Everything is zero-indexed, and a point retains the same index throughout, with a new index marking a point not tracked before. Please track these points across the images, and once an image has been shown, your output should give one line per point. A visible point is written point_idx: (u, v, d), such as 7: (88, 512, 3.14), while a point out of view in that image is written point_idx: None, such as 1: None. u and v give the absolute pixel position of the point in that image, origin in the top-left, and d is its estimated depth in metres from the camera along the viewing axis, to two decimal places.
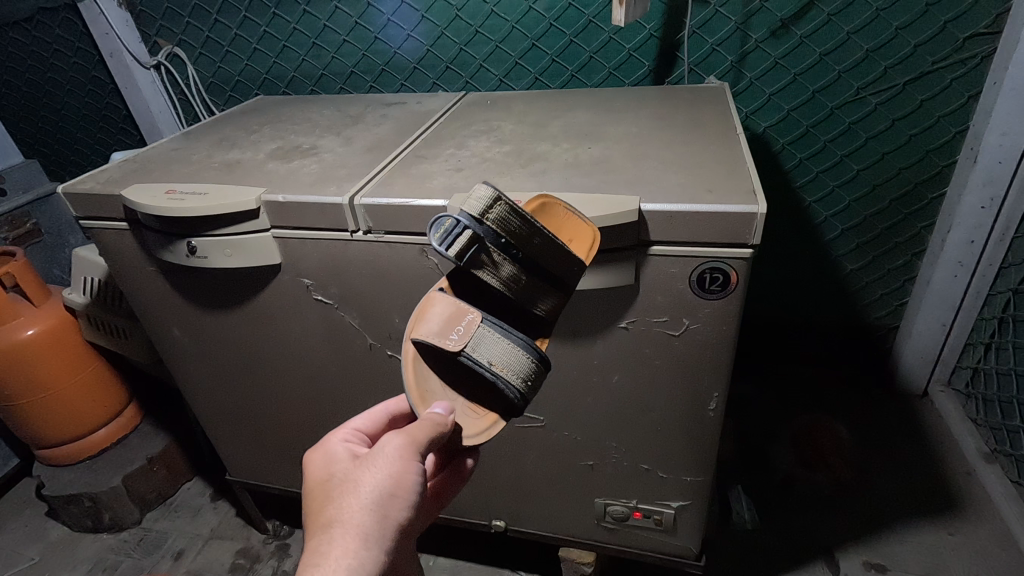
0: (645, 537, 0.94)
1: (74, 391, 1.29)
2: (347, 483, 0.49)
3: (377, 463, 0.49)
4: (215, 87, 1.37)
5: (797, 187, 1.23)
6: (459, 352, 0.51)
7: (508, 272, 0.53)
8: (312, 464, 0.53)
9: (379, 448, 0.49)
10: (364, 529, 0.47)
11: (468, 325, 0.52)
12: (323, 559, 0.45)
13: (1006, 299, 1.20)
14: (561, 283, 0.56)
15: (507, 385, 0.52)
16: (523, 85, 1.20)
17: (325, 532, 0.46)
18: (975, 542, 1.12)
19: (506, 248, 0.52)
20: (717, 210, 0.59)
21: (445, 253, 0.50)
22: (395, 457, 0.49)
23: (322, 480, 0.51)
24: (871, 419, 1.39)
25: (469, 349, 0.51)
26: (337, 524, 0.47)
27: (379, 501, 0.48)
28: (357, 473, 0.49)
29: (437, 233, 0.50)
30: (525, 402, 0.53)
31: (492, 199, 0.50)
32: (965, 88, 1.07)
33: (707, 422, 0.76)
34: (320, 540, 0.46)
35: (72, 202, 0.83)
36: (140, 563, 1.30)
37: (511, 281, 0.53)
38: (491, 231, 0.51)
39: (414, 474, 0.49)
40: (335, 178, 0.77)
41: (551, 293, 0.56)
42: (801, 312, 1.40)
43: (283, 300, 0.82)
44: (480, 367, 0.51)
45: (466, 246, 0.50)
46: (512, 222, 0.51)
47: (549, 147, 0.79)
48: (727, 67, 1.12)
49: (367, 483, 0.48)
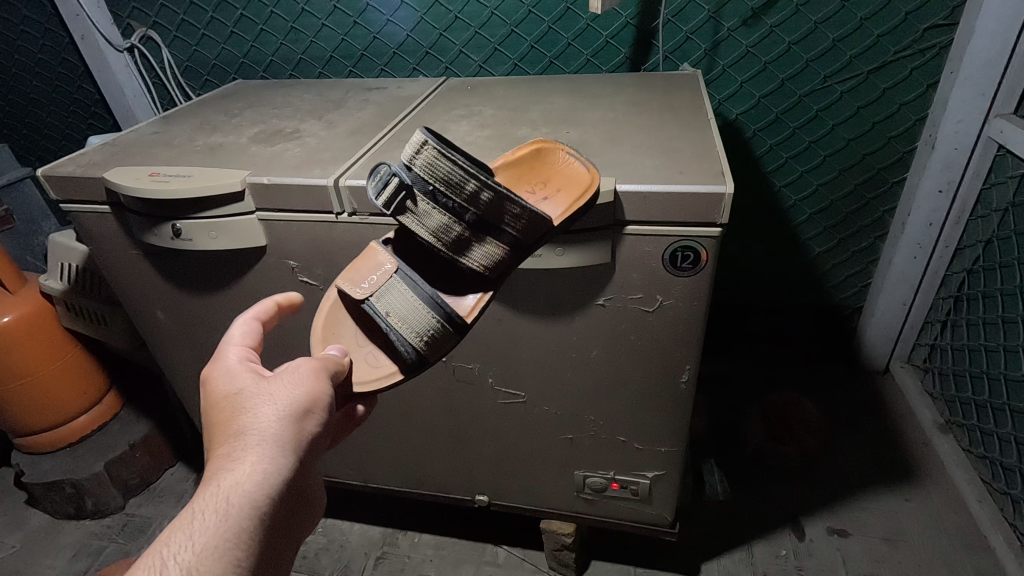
0: (622, 507, 0.99)
1: (52, 378, 1.28)
2: (266, 398, 0.51)
3: (306, 387, 0.53)
4: (191, 71, 1.35)
5: (768, 172, 1.27)
6: (364, 298, 0.64)
7: (439, 223, 0.62)
8: (219, 370, 0.55)
9: (285, 370, 0.54)
10: (277, 436, 0.49)
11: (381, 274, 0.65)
12: (237, 465, 0.47)
13: (961, 278, 1.26)
14: (507, 240, 0.62)
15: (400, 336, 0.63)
16: (502, 72, 1.22)
17: (237, 442, 0.49)
18: (929, 507, 1.19)
19: (434, 196, 0.61)
20: (688, 191, 0.62)
21: (377, 202, 0.62)
22: (305, 374, 0.54)
23: (231, 391, 0.53)
24: (836, 394, 1.45)
25: (372, 297, 0.64)
26: (253, 433, 0.49)
27: (293, 411, 0.51)
28: (274, 388, 0.52)
29: (375, 183, 0.62)
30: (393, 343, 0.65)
31: (422, 149, 0.59)
32: (923, 78, 1.12)
33: (679, 395, 0.80)
34: (240, 449, 0.48)
35: (52, 185, 0.83)
36: (126, 547, 1.31)
37: (442, 234, 0.62)
38: (419, 180, 0.61)
39: (324, 392, 0.54)
40: (319, 162, 0.78)
41: (494, 252, 0.63)
42: (771, 293, 1.45)
43: (268, 281, 0.83)
44: (377, 316, 0.64)
45: (396, 195, 0.62)
46: (439, 169, 0.59)
47: (528, 132, 0.82)
48: (700, 54, 1.16)
49: (283, 397, 0.51)
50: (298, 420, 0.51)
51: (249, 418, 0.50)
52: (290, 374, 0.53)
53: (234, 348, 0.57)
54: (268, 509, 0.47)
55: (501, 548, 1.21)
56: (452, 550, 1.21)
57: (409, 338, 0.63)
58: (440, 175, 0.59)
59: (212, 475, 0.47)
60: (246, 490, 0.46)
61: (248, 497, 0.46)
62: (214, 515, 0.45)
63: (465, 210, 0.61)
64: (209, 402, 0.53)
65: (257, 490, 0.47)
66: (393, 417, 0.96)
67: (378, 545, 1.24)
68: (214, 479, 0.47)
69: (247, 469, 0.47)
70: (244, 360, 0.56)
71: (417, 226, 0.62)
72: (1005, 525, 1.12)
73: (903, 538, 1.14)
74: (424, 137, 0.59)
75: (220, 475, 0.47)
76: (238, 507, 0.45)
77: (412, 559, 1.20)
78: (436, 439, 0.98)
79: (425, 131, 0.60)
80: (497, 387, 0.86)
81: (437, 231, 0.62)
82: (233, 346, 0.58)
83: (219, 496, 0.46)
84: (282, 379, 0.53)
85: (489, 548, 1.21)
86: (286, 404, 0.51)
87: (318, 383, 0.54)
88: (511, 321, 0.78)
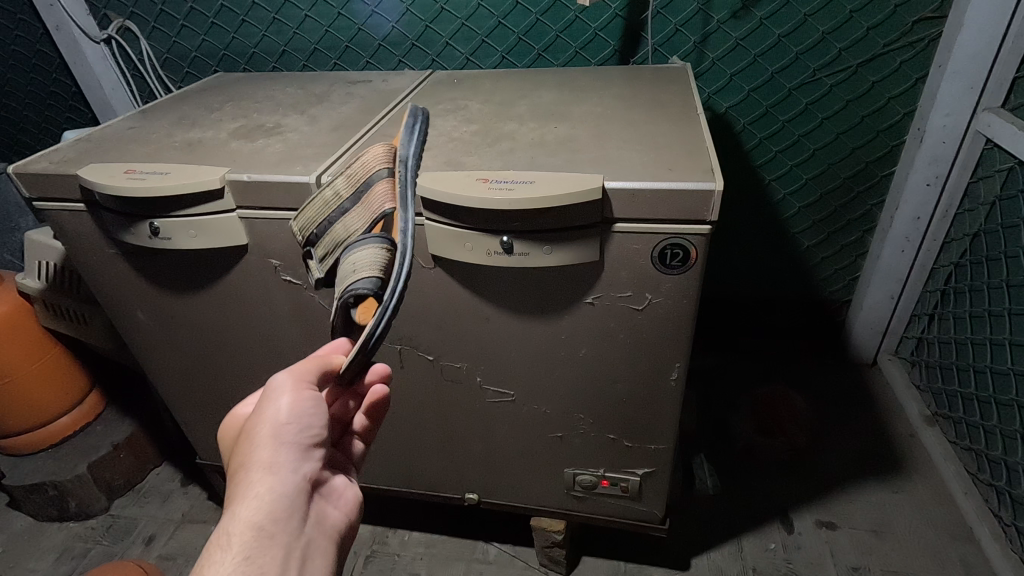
0: (612, 504, 0.98)
1: (32, 378, 1.25)
2: (247, 425, 0.52)
3: (278, 403, 0.52)
4: (170, 63, 1.31)
5: (757, 166, 1.27)
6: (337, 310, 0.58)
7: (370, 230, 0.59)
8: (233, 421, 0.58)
9: (264, 394, 0.53)
10: (266, 460, 0.49)
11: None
12: (234, 501, 0.48)
13: (948, 272, 1.26)
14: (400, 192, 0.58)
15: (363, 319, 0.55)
16: (490, 64, 1.20)
17: (236, 479, 0.50)
18: (916, 499, 1.21)
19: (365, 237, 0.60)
20: (677, 188, 0.61)
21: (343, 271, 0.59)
22: (277, 392, 0.52)
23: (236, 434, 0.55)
24: (825, 388, 1.46)
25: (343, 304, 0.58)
26: (242, 466, 0.50)
27: (274, 433, 0.51)
28: (253, 420, 0.52)
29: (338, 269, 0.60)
30: (373, 279, 0.55)
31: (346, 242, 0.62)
32: (912, 71, 1.12)
33: (668, 392, 0.80)
34: (233, 486, 0.49)
35: (24, 183, 0.80)
36: (111, 549, 1.29)
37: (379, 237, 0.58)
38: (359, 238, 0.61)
39: (301, 400, 0.52)
40: (301, 158, 0.76)
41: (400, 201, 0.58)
42: (760, 286, 1.46)
43: (251, 281, 0.81)
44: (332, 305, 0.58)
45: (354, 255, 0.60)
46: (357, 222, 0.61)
47: (515, 127, 0.80)
48: (690, 47, 1.14)
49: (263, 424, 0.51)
50: (280, 439, 0.50)
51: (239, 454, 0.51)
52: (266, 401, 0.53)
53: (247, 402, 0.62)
54: (269, 529, 0.47)
55: (492, 545, 1.20)
56: (442, 548, 1.20)
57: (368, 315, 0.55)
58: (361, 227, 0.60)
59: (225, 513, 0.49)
60: (244, 517, 0.47)
61: (247, 522, 0.47)
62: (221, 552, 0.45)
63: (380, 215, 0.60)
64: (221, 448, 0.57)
65: (253, 514, 0.47)
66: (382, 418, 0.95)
67: (368, 543, 1.23)
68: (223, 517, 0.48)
69: (238, 500, 0.48)
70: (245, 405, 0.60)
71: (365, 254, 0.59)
72: (990, 516, 1.13)
73: (890, 530, 1.15)
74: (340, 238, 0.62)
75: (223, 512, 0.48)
76: (238, 534, 0.46)
77: (402, 557, 1.20)
78: (426, 439, 0.97)
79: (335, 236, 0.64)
80: (485, 386, 0.85)
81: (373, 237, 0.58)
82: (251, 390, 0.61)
83: (223, 531, 0.47)
84: (260, 403, 0.53)
85: (479, 545, 1.20)
86: (264, 425, 0.51)
87: (292, 393, 0.53)
88: (499, 320, 0.77)
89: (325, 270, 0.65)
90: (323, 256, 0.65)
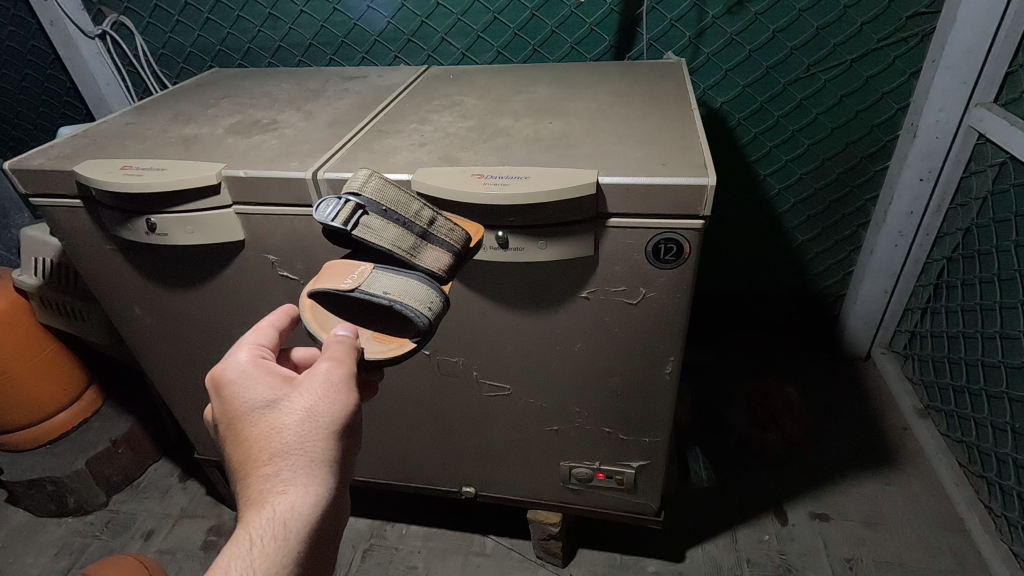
0: (608, 496, 0.99)
1: (29, 375, 1.26)
2: (298, 412, 0.51)
3: (338, 401, 0.51)
4: (166, 58, 1.31)
5: (751, 161, 1.28)
6: (354, 288, 0.57)
7: (396, 236, 0.59)
8: (241, 383, 0.53)
9: (313, 379, 0.52)
10: (319, 454, 0.51)
11: (360, 272, 0.59)
12: (287, 491, 0.49)
13: (941, 266, 1.27)
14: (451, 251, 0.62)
15: (404, 308, 0.56)
16: (486, 60, 1.20)
17: (283, 465, 0.50)
18: (908, 490, 1.22)
19: (386, 223, 0.59)
20: (670, 183, 0.62)
21: (334, 223, 0.57)
22: (333, 385, 0.51)
23: (259, 406, 0.52)
24: (819, 381, 1.47)
25: (363, 286, 0.57)
26: (294, 454, 0.50)
27: (328, 427, 0.51)
28: (301, 406, 0.51)
29: (328, 212, 0.58)
30: (432, 328, 0.57)
31: (354, 221, 0.58)
32: (906, 66, 1.13)
33: (663, 386, 0.81)
34: (282, 472, 0.49)
35: (20, 179, 0.80)
36: (110, 544, 1.29)
37: (400, 243, 0.59)
38: (373, 202, 0.59)
39: (355, 401, 0.53)
40: (297, 154, 0.76)
41: (443, 257, 0.61)
42: (755, 280, 1.47)
43: (248, 276, 0.82)
44: (375, 297, 0.56)
45: (352, 215, 0.58)
46: (388, 232, 0.59)
47: (510, 122, 0.81)
48: (685, 43, 1.15)
49: (319, 418, 0.51)
50: (335, 436, 0.51)
51: (286, 440, 0.50)
52: (321, 391, 0.51)
53: (244, 349, 0.57)
54: (319, 523, 0.50)
55: (489, 538, 1.21)
56: (440, 541, 1.22)
57: (417, 308, 0.56)
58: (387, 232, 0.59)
59: (263, 497, 0.49)
60: (298, 512, 0.48)
61: (300, 516, 0.49)
62: (271, 542, 0.47)
63: (414, 224, 0.60)
64: (232, 409, 0.53)
65: (309, 512, 0.49)
66: (378, 412, 0.96)
67: (366, 537, 1.24)
68: (264, 503, 0.49)
69: (290, 490, 0.49)
70: (256, 361, 0.55)
71: (373, 239, 0.58)
72: (980, 507, 1.15)
73: (882, 522, 1.17)
74: (357, 200, 0.58)
75: (270, 500, 0.49)
76: (292, 527, 0.48)
77: (399, 551, 1.21)
78: (423, 433, 0.98)
79: (359, 203, 0.58)
80: (482, 380, 0.86)
81: (392, 242, 0.59)
82: (244, 346, 0.57)
83: (274, 522, 0.48)
84: (311, 391, 0.51)
85: (477, 538, 1.21)
86: (324, 422, 0.51)
87: (350, 391, 0.52)
88: (494, 314, 0.77)
89: (354, 235, 0.58)
90: (360, 226, 0.58)
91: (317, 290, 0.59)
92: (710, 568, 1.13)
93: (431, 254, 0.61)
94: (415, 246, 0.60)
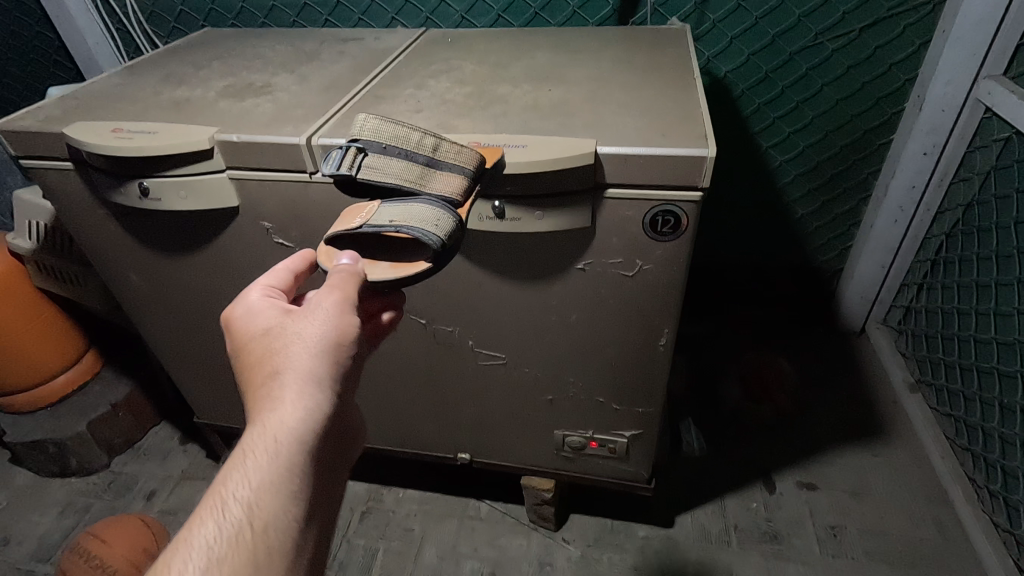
0: (600, 464, 1.01)
1: (28, 338, 1.26)
2: (295, 335, 0.50)
3: (332, 322, 0.51)
4: (156, 17, 1.28)
5: (754, 133, 1.26)
6: (362, 224, 0.57)
7: (401, 168, 0.59)
8: (249, 315, 0.54)
9: (311, 304, 0.51)
10: (314, 375, 0.49)
11: (368, 210, 0.59)
12: (277, 410, 0.47)
13: (939, 242, 1.27)
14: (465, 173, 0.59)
15: (410, 230, 0.54)
16: (485, 23, 1.17)
17: (275, 384, 0.48)
18: (895, 461, 1.25)
19: (388, 158, 0.59)
20: (669, 154, 0.61)
21: (338, 170, 0.58)
22: (329, 308, 0.51)
23: (261, 334, 0.52)
24: (812, 354, 1.49)
25: (370, 220, 0.57)
26: (287, 373, 0.49)
27: (323, 347, 0.50)
28: (298, 328, 0.51)
29: (330, 163, 0.59)
30: (445, 248, 0.54)
31: (356, 163, 0.58)
32: (916, 36, 1.10)
33: (657, 357, 0.81)
34: (274, 391, 0.48)
35: (9, 141, 0.79)
36: (113, 504, 1.32)
37: (406, 175, 0.59)
38: (372, 143, 0.59)
39: (354, 322, 0.52)
40: (291, 119, 0.75)
41: (455, 179, 0.59)
42: (754, 253, 1.47)
43: (243, 243, 0.81)
44: (381, 228, 0.55)
45: (354, 159, 0.59)
46: (392, 165, 0.59)
47: (508, 89, 0.79)
48: (690, 8, 1.12)
49: (312, 339, 0.50)
50: (329, 355, 0.50)
51: (281, 361, 0.50)
52: (317, 313, 0.51)
53: (256, 288, 0.57)
54: (310, 446, 0.48)
55: (483, 503, 1.24)
56: (436, 505, 1.24)
57: (425, 229, 0.54)
58: (390, 167, 0.59)
59: (256, 416, 0.48)
60: (288, 429, 0.47)
61: (290, 434, 0.47)
62: (260, 458, 0.46)
63: (418, 154, 0.59)
64: (238, 338, 0.54)
65: (300, 432, 0.47)
66: (375, 380, 0.97)
67: (363, 500, 1.27)
68: (255, 422, 0.48)
69: (280, 408, 0.48)
70: (263, 298, 0.56)
71: (379, 176, 0.59)
72: (964, 479, 1.17)
73: (868, 491, 1.20)
74: (357, 143, 0.59)
75: (263, 417, 0.47)
76: (284, 442, 0.47)
77: (396, 514, 1.24)
78: (419, 400, 0.99)
79: (358, 146, 0.59)
80: (477, 349, 0.87)
81: (398, 175, 0.59)
82: (258, 285, 0.57)
83: (266, 438, 0.47)
84: (308, 317, 0.51)
85: (472, 503, 1.24)
86: (324, 340, 0.50)
87: (345, 316, 0.51)
88: (490, 285, 0.77)
89: (359, 177, 0.58)
90: (363, 167, 0.58)
91: (330, 235, 0.59)
92: (698, 533, 1.17)
93: (442, 179, 0.59)
94: (422, 175, 0.59)
